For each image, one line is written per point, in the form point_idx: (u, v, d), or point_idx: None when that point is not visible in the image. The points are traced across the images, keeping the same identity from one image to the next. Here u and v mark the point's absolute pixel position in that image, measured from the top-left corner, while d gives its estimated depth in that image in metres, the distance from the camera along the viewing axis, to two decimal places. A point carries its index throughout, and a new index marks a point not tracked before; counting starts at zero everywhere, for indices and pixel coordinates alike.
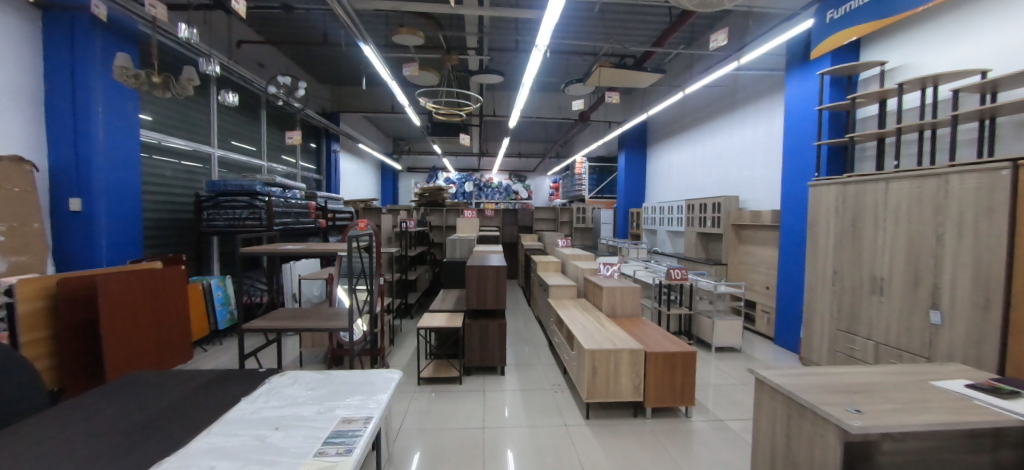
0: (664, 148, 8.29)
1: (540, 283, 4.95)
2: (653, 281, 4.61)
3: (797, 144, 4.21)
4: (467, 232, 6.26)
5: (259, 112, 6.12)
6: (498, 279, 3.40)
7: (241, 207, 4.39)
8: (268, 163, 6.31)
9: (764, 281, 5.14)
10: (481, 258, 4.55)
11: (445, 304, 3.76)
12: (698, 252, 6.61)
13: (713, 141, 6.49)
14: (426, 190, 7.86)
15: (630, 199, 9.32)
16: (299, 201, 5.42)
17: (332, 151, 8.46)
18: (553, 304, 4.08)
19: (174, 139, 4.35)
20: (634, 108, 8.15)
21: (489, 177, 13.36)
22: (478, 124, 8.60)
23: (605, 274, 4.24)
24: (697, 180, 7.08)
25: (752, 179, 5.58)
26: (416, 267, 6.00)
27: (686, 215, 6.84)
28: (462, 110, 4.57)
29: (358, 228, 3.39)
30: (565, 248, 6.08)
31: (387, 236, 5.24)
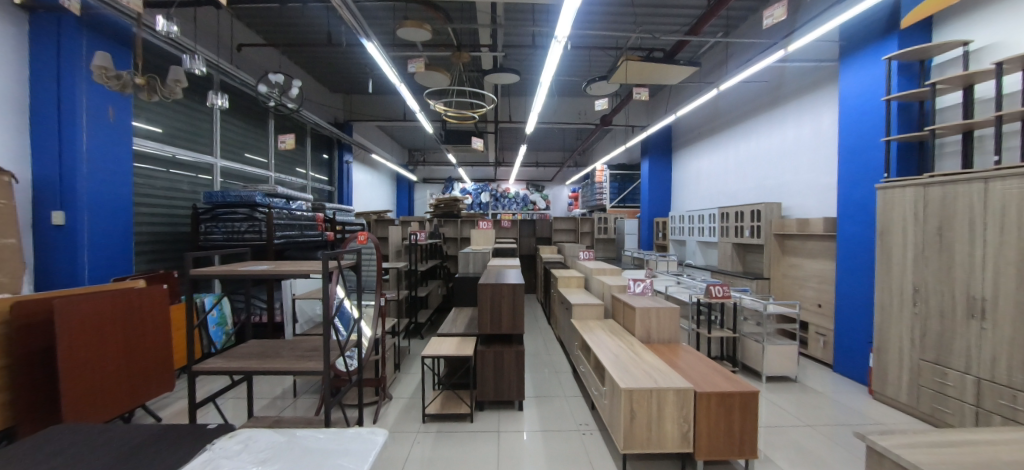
0: (692, 153, 7.74)
1: (562, 301, 4.49)
2: (690, 299, 4.06)
3: (856, 142, 3.63)
4: (482, 245, 5.88)
5: (266, 122, 5.96)
6: (515, 299, 2.96)
7: (239, 219, 4.13)
8: (275, 174, 6.12)
9: (816, 298, 4.50)
10: (498, 273, 4.13)
11: (456, 327, 3.34)
12: (735, 265, 5.99)
13: (750, 144, 5.93)
14: (440, 200, 7.56)
15: (655, 208, 8.77)
16: (305, 213, 5.16)
17: (345, 162, 8.30)
18: (577, 326, 3.60)
19: (167, 147, 4.13)
20: (658, 111, 7.67)
21: (505, 187, 13.03)
22: (493, 131, 8.31)
23: (636, 291, 3.74)
24: (731, 187, 6.50)
25: (798, 183, 5.00)
26: (428, 282, 5.62)
27: (721, 224, 6.29)
28: (475, 111, 4.23)
29: (358, 241, 3.04)
30: (587, 261, 5.60)
31: (396, 250, 4.90)
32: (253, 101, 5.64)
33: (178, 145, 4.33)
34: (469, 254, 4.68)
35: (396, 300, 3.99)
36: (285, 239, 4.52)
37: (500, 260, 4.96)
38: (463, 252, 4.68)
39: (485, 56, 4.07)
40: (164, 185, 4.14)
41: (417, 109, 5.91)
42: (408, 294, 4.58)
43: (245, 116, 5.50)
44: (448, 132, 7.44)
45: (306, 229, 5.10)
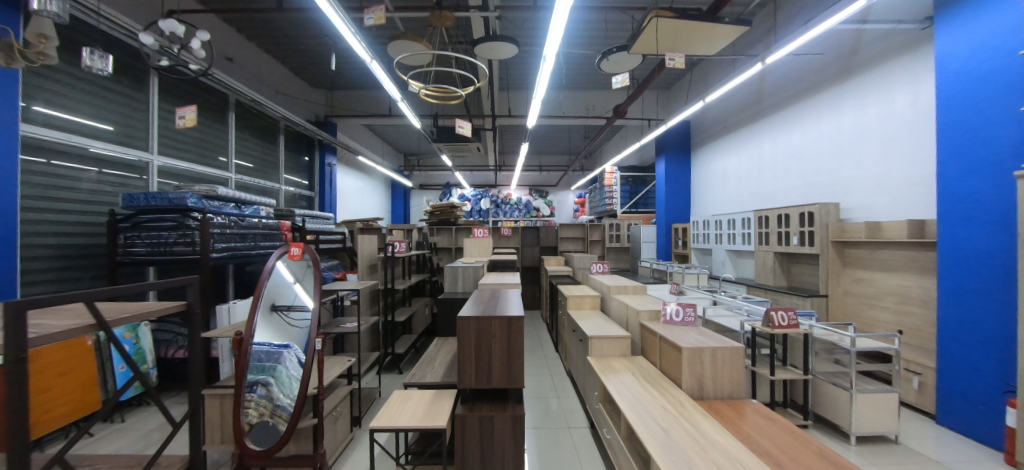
0: (717, 151, 6.84)
1: (573, 327, 3.58)
2: (740, 328, 3.11)
3: (973, 119, 2.72)
4: (478, 256, 5.04)
5: (228, 116, 5.19)
6: (509, 337, 2.04)
7: (168, 228, 3.30)
8: (237, 175, 5.29)
9: (896, 323, 3.54)
10: (493, 295, 3.23)
11: (431, 374, 2.41)
12: (778, 279, 5.03)
13: (795, 136, 5.04)
14: (435, 207, 6.70)
15: (674, 214, 7.83)
16: (265, 222, 4.34)
17: (328, 165, 7.51)
18: (596, 367, 2.69)
19: (83, 139, 3.36)
20: (679, 104, 6.82)
21: (507, 193, 12.19)
22: (491, 128, 7.52)
23: (674, 321, 2.79)
24: (768, 187, 5.58)
25: (861, 178, 4.13)
26: (411, 303, 4.73)
27: (757, 230, 5.36)
28: (461, 89, 3.41)
29: (287, 257, 2.15)
30: (600, 275, 4.70)
31: (368, 265, 3.97)
32: (209, 90, 4.87)
33: (96, 135, 3.51)
34: (459, 268, 3.80)
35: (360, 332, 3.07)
36: (229, 253, 3.67)
37: (497, 275, 4.09)
38: (451, 266, 3.80)
39: (474, 17, 3.26)
40: (78, 185, 3.36)
41: (398, 98, 5.12)
42: (381, 320, 3.70)
43: (198, 107, 4.72)
44: (441, 130, 6.65)
45: (260, 240, 4.23)
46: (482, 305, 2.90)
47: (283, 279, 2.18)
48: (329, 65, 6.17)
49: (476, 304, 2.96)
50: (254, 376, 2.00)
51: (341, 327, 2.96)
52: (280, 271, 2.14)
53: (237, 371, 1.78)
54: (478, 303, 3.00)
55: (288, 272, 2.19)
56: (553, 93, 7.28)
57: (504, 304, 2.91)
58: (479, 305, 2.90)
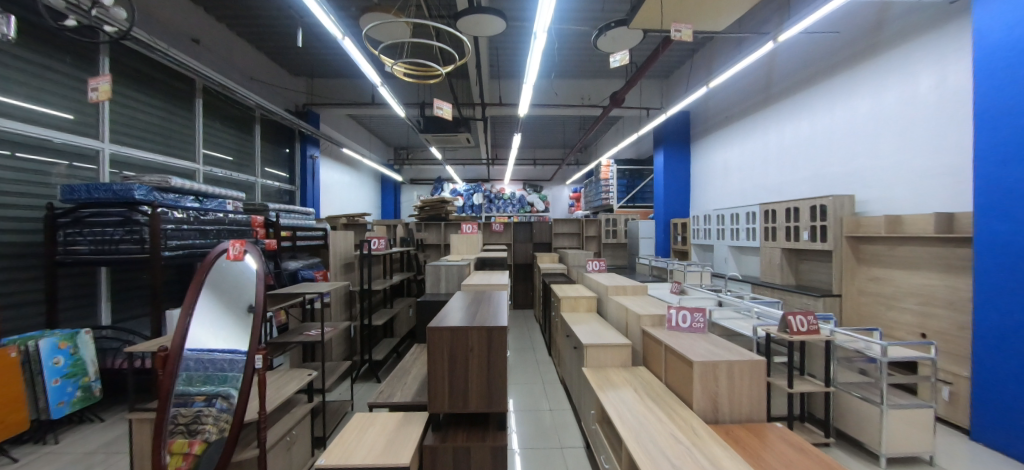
0: (719, 142, 6.53)
1: (566, 331, 3.27)
2: (754, 334, 2.80)
3: (1015, 100, 2.42)
4: (466, 254, 4.72)
5: (196, 103, 4.79)
6: (486, 351, 1.71)
7: (113, 223, 2.93)
8: (207, 167, 4.90)
9: (919, 326, 3.25)
10: (478, 298, 2.88)
11: (402, 392, 2.07)
12: (786, 277, 4.74)
13: (804, 124, 4.73)
14: (425, 202, 6.36)
15: (673, 209, 7.53)
16: (231, 217, 3.97)
17: (310, 157, 7.13)
18: (591, 380, 2.37)
19: (48, 131, 3.15)
20: (679, 93, 6.48)
21: (501, 187, 11.85)
22: (482, 118, 7.16)
23: (684, 327, 2.45)
24: (773, 180, 5.28)
25: (880, 168, 3.81)
26: (393, 303, 4.39)
27: (763, 225, 5.05)
28: (442, 67, 3.04)
29: (225, 259, 1.71)
30: (596, 273, 4.39)
31: (341, 264, 3.61)
32: (173, 74, 4.45)
33: (33, 119, 3.08)
34: (441, 267, 3.45)
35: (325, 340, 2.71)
36: (186, 252, 3.28)
37: (484, 274, 3.75)
38: (433, 265, 3.46)
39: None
40: (49, 181, 3.21)
41: (378, 83, 4.74)
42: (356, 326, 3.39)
43: (160, 92, 4.31)
44: (428, 120, 6.29)
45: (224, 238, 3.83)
46: (464, 310, 2.53)
47: (241, 283, 1.76)
48: (307, 50, 5.76)
49: (457, 309, 2.60)
50: (215, 385, 1.72)
51: (303, 335, 2.59)
52: (221, 278, 1.75)
53: (161, 389, 1.45)
54: (461, 307, 2.64)
55: (236, 277, 1.77)
56: (546, 81, 6.92)
57: (490, 308, 2.55)
58: (461, 310, 2.54)
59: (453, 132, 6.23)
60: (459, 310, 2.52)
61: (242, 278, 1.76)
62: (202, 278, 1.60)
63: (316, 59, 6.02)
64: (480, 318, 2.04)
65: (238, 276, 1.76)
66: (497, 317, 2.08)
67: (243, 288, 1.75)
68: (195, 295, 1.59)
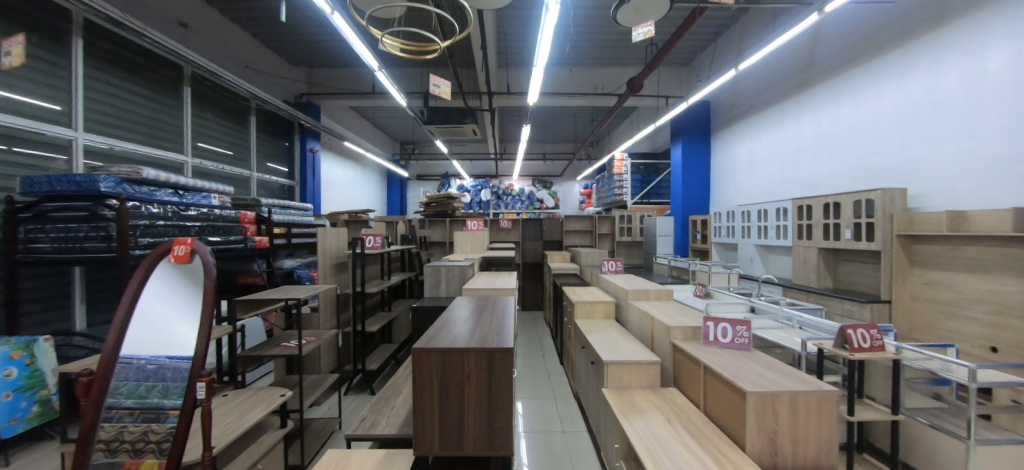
0: (744, 132, 6.04)
1: (581, 342, 2.90)
2: (801, 348, 2.40)
3: None
4: (471, 253, 4.38)
5: (184, 92, 4.50)
6: (487, 379, 1.36)
7: (78, 219, 2.66)
8: (197, 159, 4.63)
9: (988, 339, 2.80)
10: (482, 304, 2.52)
11: (387, 420, 1.74)
12: (823, 279, 4.29)
13: (845, 110, 4.24)
14: (432, 198, 6.00)
15: (692, 205, 7.08)
16: (216, 212, 3.68)
17: (310, 151, 6.85)
18: (612, 405, 2.00)
19: (13, 118, 2.87)
20: (700, 80, 6.01)
21: (509, 183, 11.48)
22: (488, 109, 6.79)
23: (724, 340, 2.07)
24: (808, 172, 4.80)
25: (938, 156, 3.33)
26: (390, 306, 4.08)
27: (796, 222, 4.59)
28: (441, 40, 2.66)
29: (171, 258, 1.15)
30: (613, 275, 4.01)
31: (333, 264, 3.24)
32: (156, 59, 4.16)
33: None
34: (441, 268, 3.09)
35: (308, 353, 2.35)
36: None
37: (489, 276, 3.40)
38: (432, 266, 3.10)
39: None
40: (16, 172, 2.94)
41: (376, 68, 4.37)
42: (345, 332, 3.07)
43: (141, 78, 4.01)
44: (431, 110, 5.94)
45: (208, 233, 3.54)
46: (465, 318, 2.16)
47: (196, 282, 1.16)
48: (304, 35, 5.42)
49: (456, 315, 2.23)
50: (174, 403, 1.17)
51: (281, 347, 2.23)
52: (178, 285, 1.20)
53: (78, 424, 0.99)
54: (461, 314, 2.27)
55: (184, 287, 1.18)
56: (557, 69, 6.52)
57: (496, 316, 2.16)
58: (461, 317, 2.17)
59: (458, 123, 5.88)
60: (458, 317, 2.15)
61: (191, 288, 1.17)
62: (139, 284, 1.10)
63: (314, 46, 5.70)
64: (484, 333, 1.68)
65: (185, 284, 1.18)
66: (504, 331, 1.71)
67: (187, 301, 1.16)
68: (130, 303, 1.08)
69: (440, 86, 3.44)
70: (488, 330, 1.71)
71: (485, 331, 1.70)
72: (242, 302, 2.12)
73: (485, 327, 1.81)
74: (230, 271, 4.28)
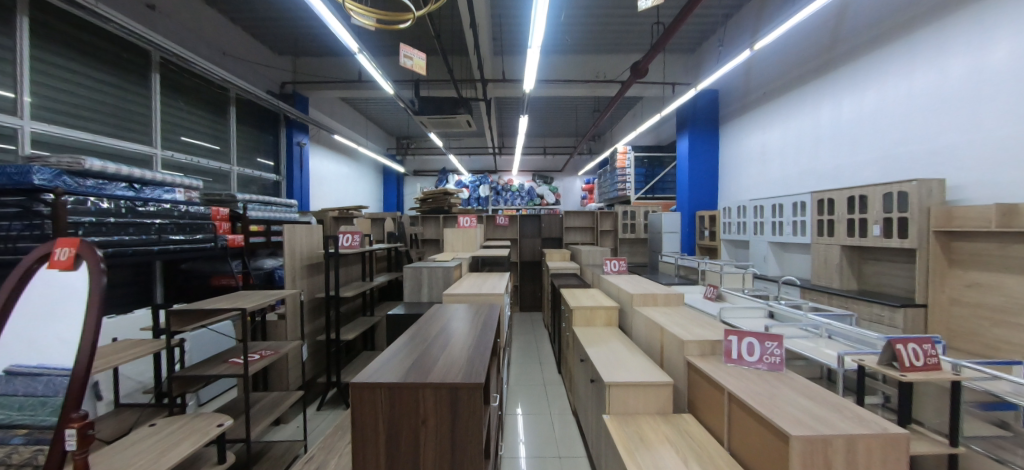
0: (755, 122, 5.64)
1: (580, 354, 2.57)
2: (836, 366, 2.03)
3: None
4: (463, 251, 4.07)
5: (152, 77, 4.12)
6: (444, 426, 1.03)
7: (9, 216, 2.32)
8: (170, 152, 4.30)
9: None
10: (463, 311, 2.18)
11: (337, 462, 1.41)
12: (846, 280, 3.92)
13: (871, 94, 3.84)
14: (427, 194, 5.72)
15: (699, 200, 6.71)
16: (178, 209, 3.36)
17: (297, 144, 6.52)
18: (613, 438, 1.66)
19: None
20: (709, 65, 5.61)
21: (508, 179, 11.14)
22: (484, 99, 6.42)
23: (751, 359, 1.72)
24: (827, 163, 4.41)
25: (982, 144, 2.94)
26: (373, 310, 3.72)
27: (814, 217, 4.21)
28: (418, 8, 2.30)
29: (48, 268, 1.03)
30: (615, 276, 3.67)
31: (306, 265, 2.94)
32: (121, 43, 3.81)
33: None
34: (424, 269, 2.75)
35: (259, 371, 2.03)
36: (111, 249, 2.70)
37: (478, 278, 3.06)
38: (413, 267, 2.78)
39: None
40: None
41: (357, 51, 4.01)
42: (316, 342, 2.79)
43: (105, 63, 3.67)
44: (422, 100, 5.58)
45: (170, 231, 3.22)
46: (439, 335, 1.81)
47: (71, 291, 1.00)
48: (285, 20, 5.06)
49: (430, 330, 1.89)
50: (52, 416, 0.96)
51: (226, 364, 1.89)
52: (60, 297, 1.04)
53: None
54: (436, 327, 1.93)
55: (59, 297, 1.03)
56: (556, 56, 6.16)
57: (477, 332, 1.82)
58: (435, 333, 1.83)
59: (451, 114, 5.53)
60: (431, 335, 1.81)
61: (68, 297, 1.01)
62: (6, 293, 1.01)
63: (297, 32, 5.35)
64: (453, 364, 1.35)
65: (64, 293, 1.02)
66: (476, 361, 1.38)
67: (54, 310, 1.02)
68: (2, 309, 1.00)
69: (412, 58, 3.11)
70: (459, 361, 1.38)
71: (454, 362, 1.37)
72: (179, 314, 1.81)
73: (455, 356, 1.47)
74: (206, 272, 4.09)
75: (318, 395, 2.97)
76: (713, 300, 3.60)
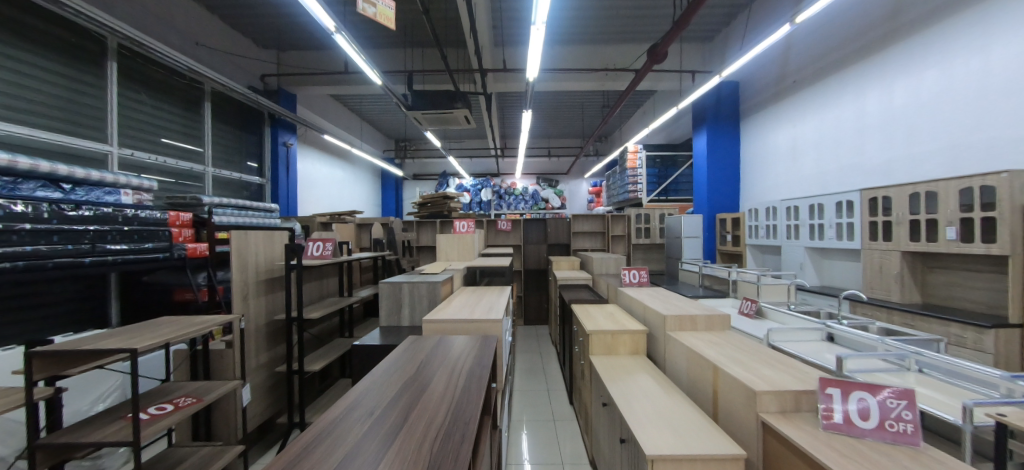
0: (784, 113, 5.07)
1: (601, 394, 2.02)
2: (963, 425, 1.42)
3: None
4: (459, 260, 3.55)
5: (107, 66, 3.65)
6: None
7: None
8: (130, 150, 3.82)
9: None
10: (445, 343, 1.64)
11: None
12: (909, 293, 3.31)
13: (931, 74, 3.27)
14: (426, 198, 5.22)
15: (719, 201, 6.15)
16: (120, 212, 2.84)
17: (282, 144, 6.06)
18: None
19: None
20: (729, 55, 5.10)
21: (512, 182, 10.65)
22: (484, 93, 5.89)
23: (866, 424, 1.18)
24: (874, 157, 3.83)
25: None
26: (352, 331, 3.20)
27: (865, 219, 3.62)
28: None
29: None
30: (636, 289, 3.12)
31: (262, 280, 2.43)
32: (68, 26, 3.33)
33: None
34: (403, 285, 2.21)
35: (170, 426, 1.49)
36: (23, 263, 2.19)
37: (472, 294, 2.51)
38: (390, 282, 2.24)
39: None
40: None
41: (336, 33, 3.48)
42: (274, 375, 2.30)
43: (47, 48, 3.18)
44: (416, 94, 5.07)
45: (110, 239, 2.71)
46: (414, 379, 1.26)
47: None
48: (263, 7, 4.57)
49: (403, 372, 1.35)
50: None
51: (114, 428, 1.37)
52: None
53: None
54: (410, 367, 1.39)
55: None
56: (562, 47, 5.66)
57: (462, 376, 1.27)
58: (408, 377, 1.29)
59: (448, 109, 5.03)
60: (401, 378, 1.27)
61: None
62: None
63: (278, 20, 4.86)
64: (415, 447, 0.80)
65: None
66: (453, 439, 0.83)
67: None
68: None
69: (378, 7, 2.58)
70: (421, 441, 0.82)
71: (414, 444, 0.81)
72: (54, 354, 1.29)
73: (425, 420, 0.92)
74: (166, 286, 3.60)
75: (276, 439, 2.42)
76: (751, 317, 3.10)
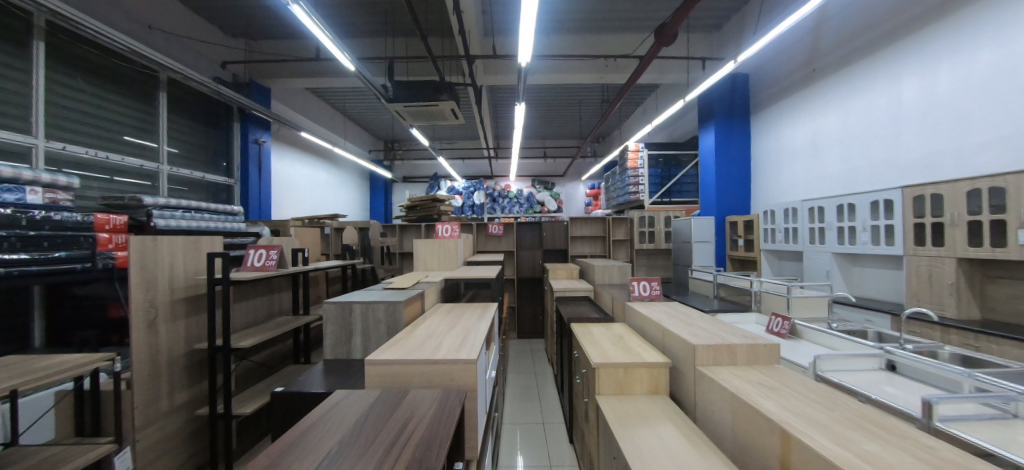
0: (802, 105, 4.62)
1: (611, 452, 1.52)
2: None
3: None
4: (439, 270, 3.06)
5: (33, 46, 3.13)
6: None
7: None
8: (62, 144, 3.33)
9: None
10: (391, 394, 1.13)
11: None
12: (968, 308, 2.83)
13: (986, 52, 2.82)
14: (415, 199, 4.69)
15: (729, 202, 5.69)
16: (23, 214, 2.34)
17: (254, 142, 5.56)
18: None
19: None
20: (741, 42, 4.66)
21: (506, 184, 10.17)
22: (474, 86, 5.42)
23: None
24: (911, 151, 3.37)
25: None
26: (308, 356, 2.71)
27: (907, 221, 3.14)
28: None
29: None
30: (647, 304, 2.63)
31: (176, 298, 1.91)
32: None
33: None
34: (355, 306, 1.71)
35: None
36: None
37: (448, 314, 2.01)
38: (338, 302, 1.73)
39: None
40: None
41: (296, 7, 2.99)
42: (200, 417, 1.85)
43: None
44: (397, 85, 4.60)
45: (6, 247, 2.21)
46: (340, 456, 0.82)
47: None
48: None
49: (323, 442, 0.88)
50: None
51: None
52: None
53: None
54: (341, 430, 0.92)
55: None
56: (558, 37, 5.21)
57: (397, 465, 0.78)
58: (321, 457, 0.82)
59: (432, 101, 4.56)
60: (314, 459, 0.80)
61: None
62: None
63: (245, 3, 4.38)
64: None
65: None
66: None
67: None
68: None
69: None
70: None
71: None
72: None
73: None
74: (98, 301, 3.07)
75: None
76: (784, 338, 2.64)
